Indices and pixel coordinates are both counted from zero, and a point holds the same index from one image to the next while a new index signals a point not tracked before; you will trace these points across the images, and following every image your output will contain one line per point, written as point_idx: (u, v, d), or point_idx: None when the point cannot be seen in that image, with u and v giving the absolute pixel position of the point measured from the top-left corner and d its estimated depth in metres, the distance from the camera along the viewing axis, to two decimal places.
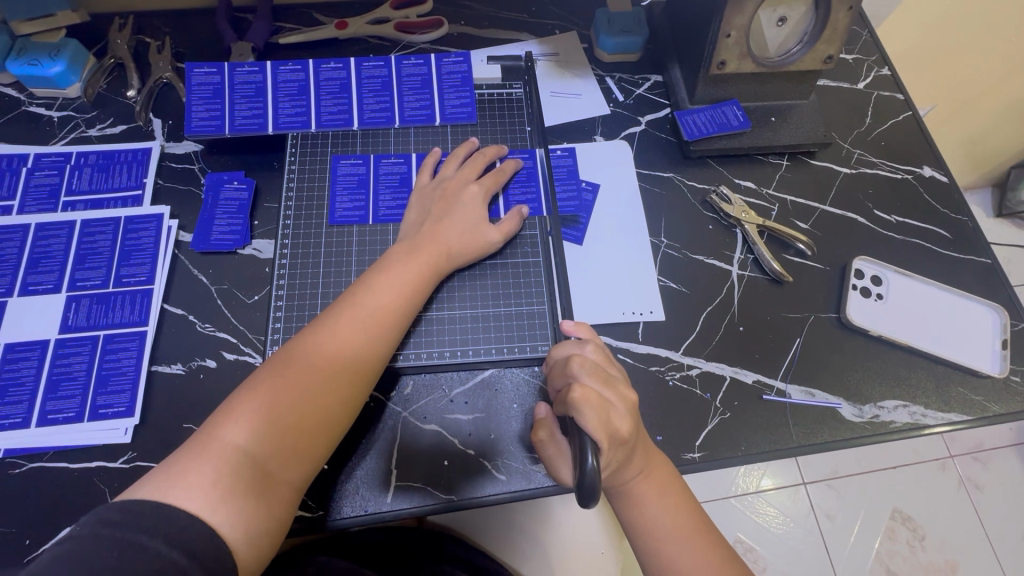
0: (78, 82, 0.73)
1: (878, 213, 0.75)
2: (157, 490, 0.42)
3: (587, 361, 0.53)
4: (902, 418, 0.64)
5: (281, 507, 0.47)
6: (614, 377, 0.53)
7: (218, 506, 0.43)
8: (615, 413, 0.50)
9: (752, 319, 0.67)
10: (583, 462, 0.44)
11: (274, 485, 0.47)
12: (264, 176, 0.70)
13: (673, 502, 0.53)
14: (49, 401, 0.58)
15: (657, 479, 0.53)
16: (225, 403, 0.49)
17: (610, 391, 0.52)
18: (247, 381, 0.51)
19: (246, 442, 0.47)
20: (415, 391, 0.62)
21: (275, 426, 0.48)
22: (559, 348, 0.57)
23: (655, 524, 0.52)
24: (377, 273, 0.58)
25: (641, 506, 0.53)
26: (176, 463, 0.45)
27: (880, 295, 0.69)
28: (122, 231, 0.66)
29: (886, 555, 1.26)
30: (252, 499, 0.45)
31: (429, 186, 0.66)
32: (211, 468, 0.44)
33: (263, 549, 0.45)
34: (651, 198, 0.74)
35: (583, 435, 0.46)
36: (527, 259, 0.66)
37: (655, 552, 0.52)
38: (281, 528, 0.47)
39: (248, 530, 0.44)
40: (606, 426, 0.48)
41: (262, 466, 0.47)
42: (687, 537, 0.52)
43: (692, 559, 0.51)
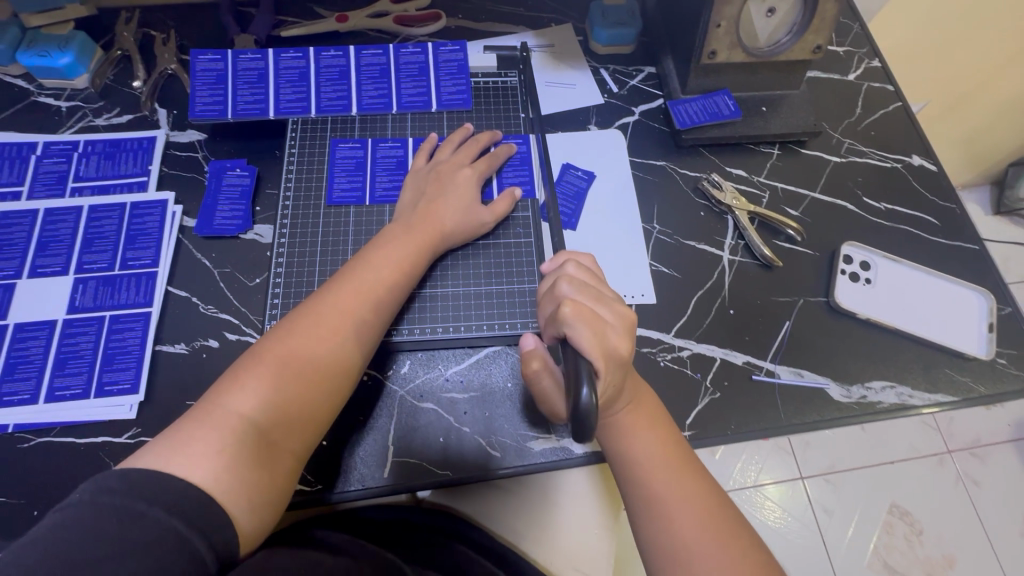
0: (86, 73, 0.75)
1: (867, 200, 0.76)
2: (161, 459, 0.44)
3: (577, 290, 0.55)
4: (889, 399, 0.65)
5: (282, 475, 0.49)
6: (607, 295, 0.55)
7: (223, 475, 0.44)
8: (610, 331, 0.52)
9: (742, 303, 0.69)
10: (580, 393, 0.43)
11: (276, 454, 0.49)
12: (265, 163, 0.72)
13: (660, 435, 0.55)
14: (56, 378, 0.60)
15: (644, 414, 0.56)
16: (227, 375, 0.51)
17: (604, 309, 0.54)
18: (249, 354, 0.52)
19: (251, 412, 0.48)
20: (409, 366, 0.63)
21: (276, 397, 0.50)
22: (548, 279, 0.59)
23: (643, 453, 0.54)
24: (373, 251, 0.60)
25: (631, 435, 0.54)
26: (180, 433, 0.46)
27: (869, 279, 0.70)
28: (128, 216, 0.68)
29: (883, 549, 1.27)
30: (256, 468, 0.46)
31: (424, 169, 0.67)
32: (216, 437, 0.46)
33: (265, 518, 0.46)
34: (644, 186, 0.75)
35: (579, 363, 0.47)
36: (519, 240, 0.68)
37: (643, 478, 0.52)
38: (281, 498, 0.48)
39: (251, 499, 0.45)
40: (602, 345, 0.50)
41: (266, 437, 0.48)
42: (676, 469, 0.53)
43: (681, 485, 0.52)
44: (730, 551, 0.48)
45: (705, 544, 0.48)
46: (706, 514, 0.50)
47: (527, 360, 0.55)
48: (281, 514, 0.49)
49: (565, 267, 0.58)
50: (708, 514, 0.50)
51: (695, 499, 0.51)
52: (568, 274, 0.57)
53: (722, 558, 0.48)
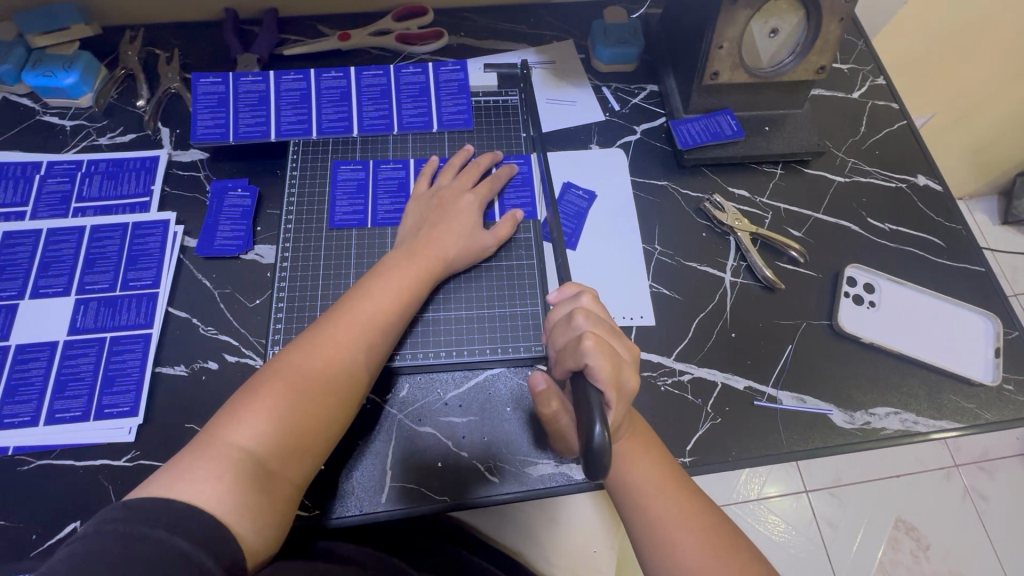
0: (90, 92, 0.76)
1: (872, 221, 0.75)
2: (162, 486, 0.44)
3: (590, 320, 0.55)
4: (894, 425, 0.64)
5: (283, 501, 0.49)
6: (617, 329, 0.56)
7: (225, 498, 0.44)
8: (623, 366, 0.53)
9: (744, 325, 0.68)
10: (592, 431, 0.44)
11: (276, 481, 0.48)
12: (266, 183, 0.72)
13: (657, 460, 0.54)
14: (57, 401, 0.60)
15: (641, 440, 0.55)
16: (227, 406, 0.51)
17: (617, 343, 0.55)
18: (249, 384, 0.52)
19: (249, 443, 0.48)
20: (410, 393, 0.63)
21: (277, 425, 0.50)
22: (559, 307, 0.59)
23: (642, 480, 0.53)
24: (374, 278, 0.60)
25: (628, 462, 0.53)
26: (181, 462, 0.46)
27: (873, 302, 0.70)
28: (130, 236, 0.68)
29: (888, 565, 1.25)
30: (257, 493, 0.46)
31: (425, 196, 0.67)
32: (215, 466, 0.46)
33: (269, 539, 0.46)
34: (645, 206, 0.75)
35: (591, 399, 0.47)
36: (520, 262, 0.68)
37: (642, 505, 0.52)
38: (284, 519, 0.48)
39: (254, 518, 0.45)
40: (616, 379, 0.51)
41: (264, 465, 0.48)
42: (672, 491, 0.53)
43: (682, 510, 0.51)
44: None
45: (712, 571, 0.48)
46: (711, 539, 0.50)
47: (545, 400, 0.55)
48: (285, 535, 0.49)
49: (578, 296, 0.59)
50: (713, 538, 0.50)
51: (690, 519, 0.51)
52: (581, 304, 0.58)
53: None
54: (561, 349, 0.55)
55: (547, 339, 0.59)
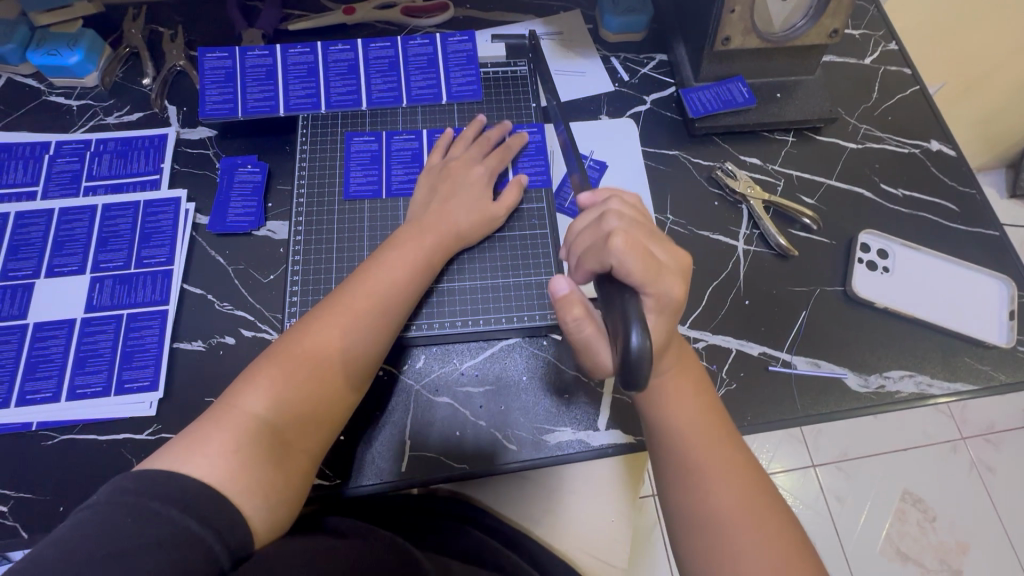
0: (96, 71, 0.75)
1: (885, 187, 0.75)
2: (178, 457, 0.44)
3: (622, 215, 0.52)
4: (908, 388, 0.65)
5: (295, 475, 0.49)
6: (655, 230, 0.53)
7: (239, 472, 0.45)
8: (663, 270, 0.49)
9: (757, 293, 0.68)
10: (628, 340, 0.43)
11: (289, 453, 0.49)
12: (276, 159, 0.72)
13: (700, 403, 0.54)
14: (77, 377, 0.60)
15: (686, 380, 0.55)
16: (245, 374, 0.52)
17: (656, 247, 0.51)
18: (264, 353, 0.53)
19: (264, 411, 0.49)
20: (426, 364, 0.64)
21: (290, 398, 0.50)
22: (583, 215, 0.55)
23: (685, 422, 0.53)
24: (387, 251, 0.60)
25: (673, 401, 0.54)
26: (197, 431, 0.47)
27: (887, 268, 0.70)
28: (142, 215, 0.68)
29: (896, 536, 1.27)
30: (268, 466, 0.47)
31: (437, 167, 0.67)
32: (230, 434, 0.47)
33: (280, 515, 0.47)
34: (658, 176, 0.74)
35: (626, 306, 0.46)
36: (534, 231, 0.67)
37: (679, 446, 0.52)
38: (295, 496, 0.49)
39: (265, 497, 0.46)
40: (654, 281, 0.48)
41: (278, 436, 0.49)
42: (714, 440, 0.52)
43: (723, 459, 0.51)
44: (768, 536, 0.47)
45: (743, 524, 0.48)
46: (747, 494, 0.49)
47: (566, 307, 0.52)
48: (295, 512, 0.49)
49: (607, 201, 0.55)
50: (750, 495, 0.49)
51: (729, 469, 0.51)
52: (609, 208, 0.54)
53: (760, 541, 0.47)
54: (587, 250, 0.52)
55: (570, 249, 0.55)
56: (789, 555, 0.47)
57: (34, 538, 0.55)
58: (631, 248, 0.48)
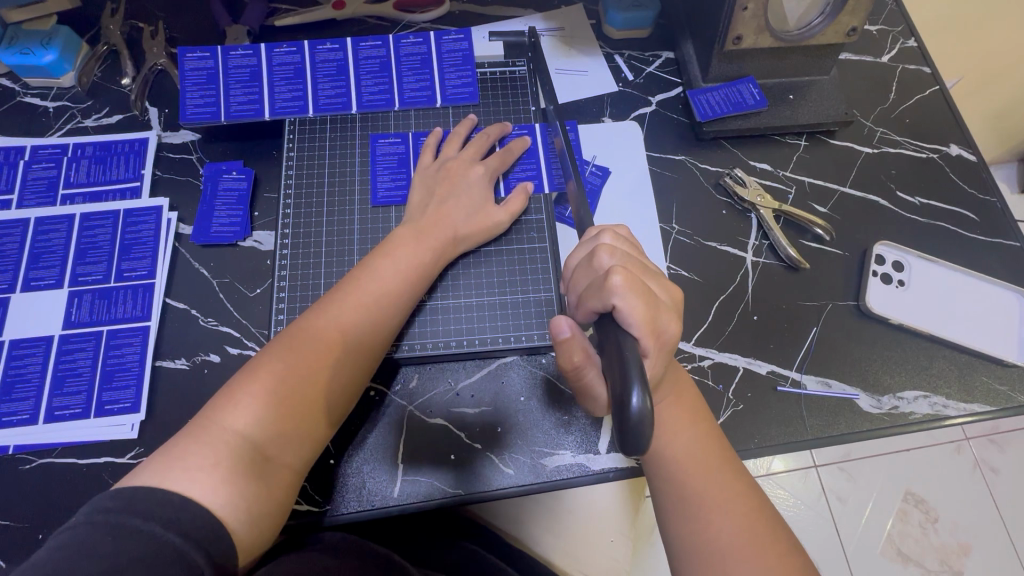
0: (73, 71, 0.71)
1: (902, 195, 0.71)
2: (156, 474, 0.40)
3: (617, 251, 0.51)
4: (922, 409, 0.62)
5: (281, 491, 0.45)
6: (647, 266, 0.52)
7: (222, 487, 0.41)
8: (662, 309, 0.48)
9: (766, 307, 0.65)
10: (627, 400, 0.40)
11: (274, 469, 0.45)
12: (262, 165, 0.69)
13: (697, 430, 0.52)
14: (56, 398, 0.58)
15: (682, 407, 0.52)
16: (229, 385, 0.47)
17: (649, 279, 0.51)
18: (249, 363, 0.49)
19: (245, 427, 0.45)
20: (420, 384, 0.61)
21: (276, 410, 0.46)
22: (579, 250, 0.55)
23: (682, 452, 0.50)
24: (381, 256, 0.56)
25: (669, 430, 0.51)
26: (174, 447, 0.43)
27: (902, 281, 0.66)
28: (122, 224, 0.65)
29: (897, 537, 1.16)
30: (251, 483, 0.43)
31: (432, 168, 0.63)
32: (209, 452, 0.43)
33: (264, 531, 0.43)
34: (662, 182, 0.71)
35: (624, 350, 0.43)
36: (533, 244, 0.64)
37: (676, 478, 0.49)
38: (281, 510, 0.45)
39: (249, 511, 0.42)
40: (653, 320, 0.46)
41: (263, 451, 0.45)
42: (715, 468, 0.50)
43: (721, 487, 0.49)
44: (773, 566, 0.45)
45: (746, 555, 0.45)
46: (750, 522, 0.47)
47: (569, 351, 0.48)
48: (280, 525, 0.46)
49: (598, 237, 0.54)
50: (753, 523, 0.47)
51: (729, 497, 0.48)
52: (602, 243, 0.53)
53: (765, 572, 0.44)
54: (586, 289, 0.51)
55: (568, 286, 0.55)
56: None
57: (12, 568, 0.53)
58: (632, 286, 0.46)
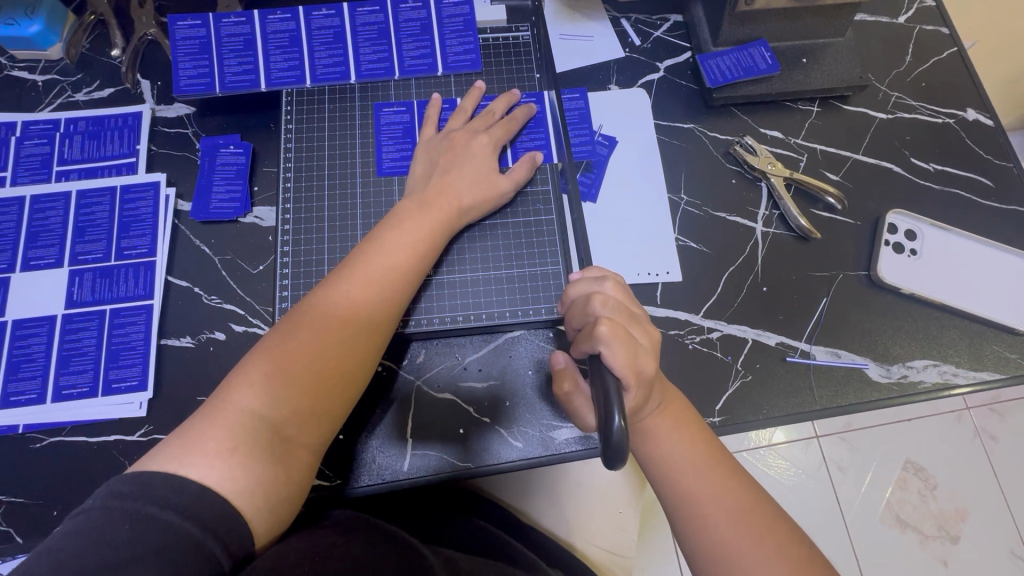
0: (60, 41, 0.69)
1: (916, 161, 0.70)
2: (171, 458, 0.38)
3: (609, 298, 0.50)
4: (932, 377, 0.62)
5: (300, 473, 0.43)
6: (637, 317, 0.51)
7: (240, 473, 0.39)
8: (642, 353, 0.48)
9: (776, 279, 0.64)
10: (609, 421, 0.41)
11: (294, 450, 0.43)
12: (260, 139, 0.67)
13: (689, 433, 0.50)
14: (62, 377, 0.58)
15: (675, 413, 0.51)
16: (241, 365, 0.45)
17: (635, 330, 0.50)
18: (258, 345, 0.47)
19: (260, 407, 0.42)
20: (427, 359, 0.61)
21: (290, 389, 0.44)
22: (576, 286, 0.53)
23: (671, 455, 0.49)
24: (387, 230, 0.54)
25: (654, 437, 0.50)
26: (188, 431, 0.40)
27: (914, 250, 0.65)
28: (120, 202, 0.64)
29: (896, 504, 1.18)
30: (270, 465, 0.41)
31: (435, 139, 0.62)
32: (225, 435, 0.40)
33: (283, 516, 0.41)
34: (670, 152, 0.69)
35: (607, 381, 0.45)
36: (539, 216, 0.63)
37: (673, 483, 0.48)
38: (300, 492, 0.43)
39: (266, 497, 0.39)
40: (632, 364, 0.47)
41: (280, 432, 0.43)
42: (706, 465, 0.49)
43: (713, 483, 0.48)
44: (787, 566, 0.43)
45: (747, 549, 0.44)
46: (747, 514, 0.46)
47: (559, 379, 0.54)
48: (299, 509, 0.43)
49: (601, 281, 0.53)
50: (749, 514, 0.46)
51: (722, 491, 0.47)
52: (603, 290, 0.52)
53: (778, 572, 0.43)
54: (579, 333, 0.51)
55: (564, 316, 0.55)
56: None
57: (29, 543, 0.54)
58: (614, 335, 0.47)
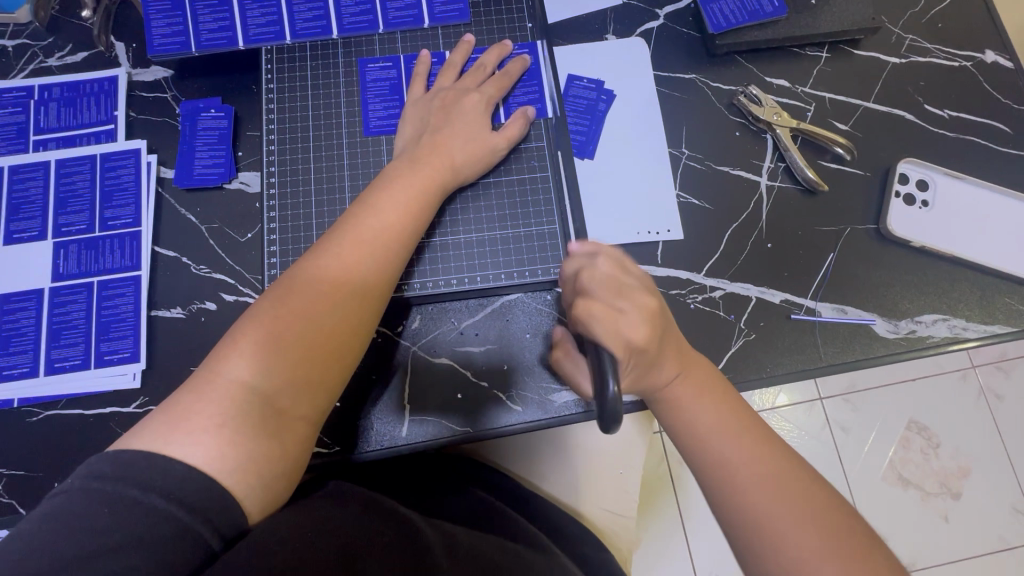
0: (27, 4, 0.64)
1: (929, 108, 0.66)
2: (157, 436, 0.37)
3: (596, 275, 0.49)
4: (940, 332, 0.60)
5: (295, 445, 0.42)
6: (627, 288, 0.49)
7: (229, 451, 0.38)
8: (627, 321, 0.47)
9: (781, 235, 0.62)
10: (605, 389, 0.40)
11: (287, 421, 0.42)
12: (242, 102, 0.64)
13: (714, 399, 0.49)
14: (54, 350, 0.57)
15: (699, 379, 0.50)
16: (230, 334, 0.43)
17: (623, 301, 0.48)
18: (246, 314, 0.45)
19: (250, 378, 0.41)
20: (423, 325, 0.59)
21: (281, 359, 0.42)
22: (570, 261, 0.52)
23: (699, 421, 0.48)
24: (375, 191, 0.52)
25: (682, 404, 0.49)
26: (176, 405, 0.40)
27: (926, 202, 0.63)
28: (100, 170, 0.62)
29: (898, 462, 1.18)
30: (262, 439, 0.40)
31: (425, 98, 0.59)
32: (213, 410, 0.39)
33: (277, 491, 0.41)
34: (671, 105, 0.66)
35: (601, 353, 0.43)
36: (533, 174, 0.60)
37: (704, 448, 0.47)
38: (295, 465, 0.42)
39: (258, 473, 0.39)
40: (614, 333, 0.46)
41: (272, 403, 0.41)
42: (736, 431, 0.47)
43: (744, 448, 0.46)
44: (820, 531, 0.41)
45: (782, 514, 0.42)
46: (780, 478, 0.44)
47: (554, 345, 0.57)
48: (296, 482, 0.43)
49: (593, 255, 0.51)
50: (782, 479, 0.44)
51: (755, 458, 0.45)
52: (593, 264, 0.51)
53: (813, 538, 0.41)
54: (568, 309, 0.52)
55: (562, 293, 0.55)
56: (851, 553, 0.41)
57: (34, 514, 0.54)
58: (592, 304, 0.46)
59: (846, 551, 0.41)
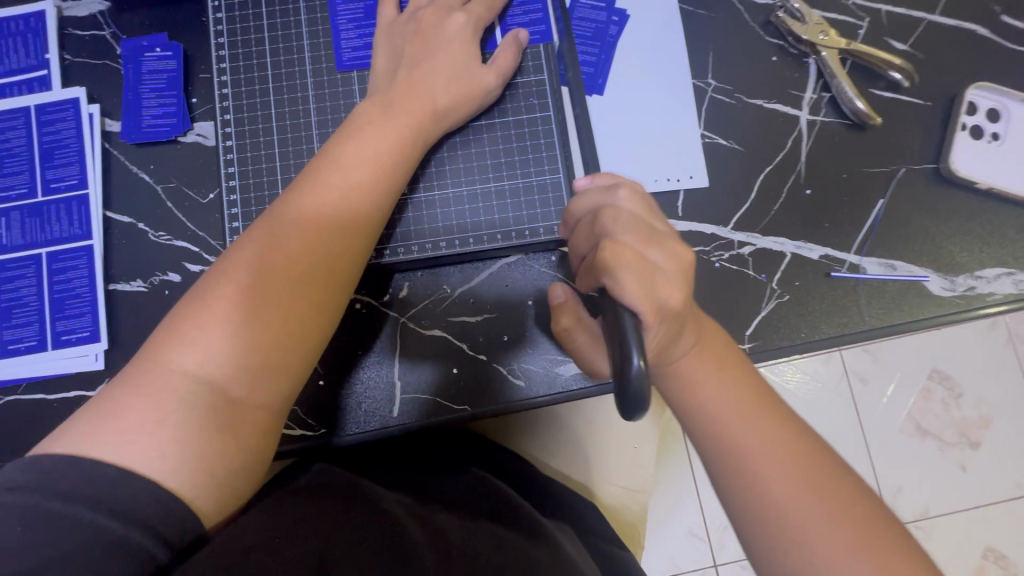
0: None
1: (1008, 20, 0.55)
2: (87, 436, 0.32)
3: (622, 215, 0.41)
4: (1003, 289, 0.52)
5: (260, 437, 0.37)
6: (659, 234, 0.41)
7: (171, 449, 0.33)
8: (662, 279, 0.39)
9: (822, 178, 0.53)
10: (628, 363, 0.33)
11: (246, 413, 0.36)
12: (193, 38, 0.55)
13: (733, 378, 0.42)
14: (6, 331, 0.52)
15: (713, 353, 0.43)
16: (175, 314, 0.37)
17: (654, 251, 0.40)
18: (193, 290, 0.38)
19: (197, 366, 0.35)
20: (412, 293, 0.53)
21: (233, 343, 0.36)
22: (584, 199, 0.44)
23: (712, 403, 0.41)
24: (343, 140, 0.43)
25: (692, 382, 0.41)
26: (112, 398, 0.34)
27: (996, 135, 0.54)
28: (36, 125, 0.54)
29: (917, 412, 1.11)
30: (212, 435, 0.34)
31: (399, 21, 0.49)
32: (154, 403, 0.34)
33: (240, 488, 0.35)
34: (695, 25, 0.56)
35: (623, 316, 0.36)
36: (533, 114, 0.51)
37: (715, 435, 0.40)
38: (260, 459, 0.37)
39: (212, 471, 0.34)
40: (649, 294, 0.37)
41: (225, 393, 0.35)
42: (753, 414, 0.40)
43: (763, 435, 0.39)
44: (851, 528, 0.35)
45: (806, 510, 0.36)
46: (804, 469, 0.37)
47: (559, 314, 0.48)
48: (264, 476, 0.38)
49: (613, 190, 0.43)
50: (806, 469, 0.37)
51: (775, 445, 0.38)
52: (615, 203, 0.42)
53: (842, 536, 0.35)
54: (585, 262, 0.43)
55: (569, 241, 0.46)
56: (885, 551, 0.35)
57: None
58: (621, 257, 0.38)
59: (878, 550, 0.35)
